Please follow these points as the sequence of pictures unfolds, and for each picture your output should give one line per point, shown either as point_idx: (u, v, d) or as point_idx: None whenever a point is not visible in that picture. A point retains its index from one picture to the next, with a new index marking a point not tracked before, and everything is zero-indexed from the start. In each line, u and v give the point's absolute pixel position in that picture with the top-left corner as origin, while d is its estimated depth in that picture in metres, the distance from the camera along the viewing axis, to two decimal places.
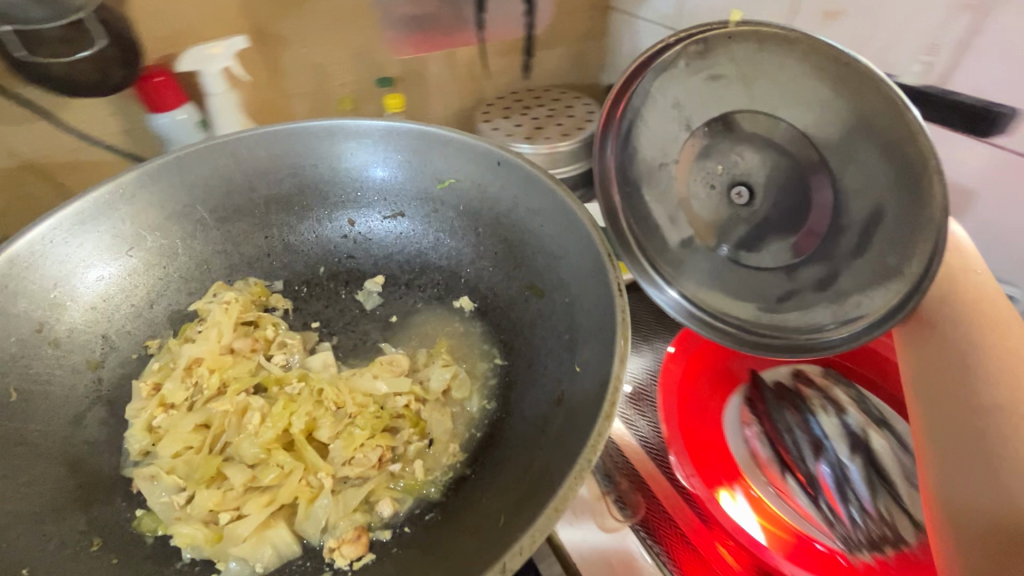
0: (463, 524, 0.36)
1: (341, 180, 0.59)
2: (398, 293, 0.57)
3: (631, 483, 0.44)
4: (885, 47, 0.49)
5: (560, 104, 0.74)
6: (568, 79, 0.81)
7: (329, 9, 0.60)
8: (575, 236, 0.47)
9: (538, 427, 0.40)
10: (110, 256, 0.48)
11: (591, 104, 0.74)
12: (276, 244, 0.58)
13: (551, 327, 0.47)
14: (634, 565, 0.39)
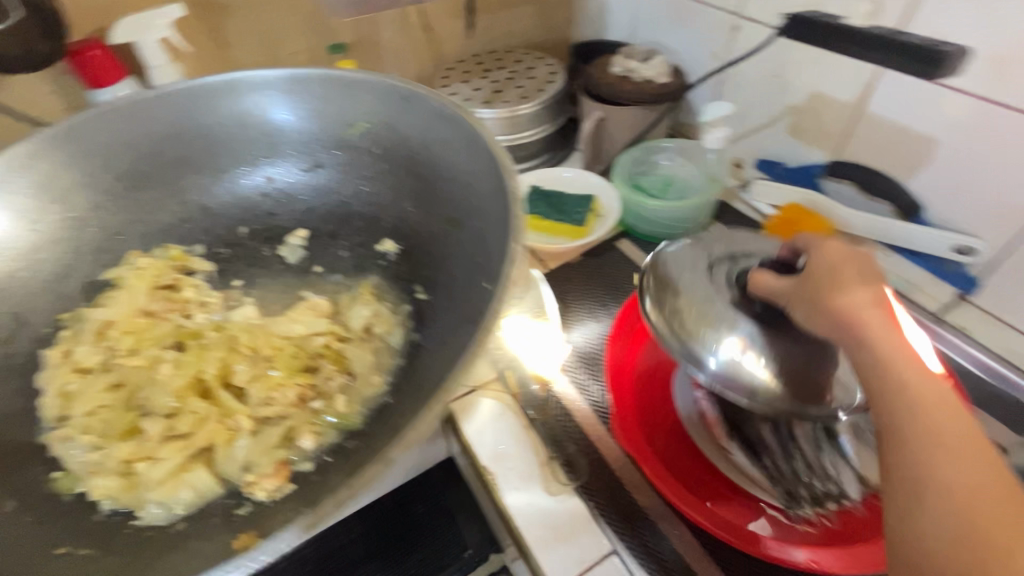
0: (381, 440, 0.37)
1: (252, 135, 0.57)
2: (321, 245, 0.57)
3: (578, 446, 0.46)
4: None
5: (522, 67, 0.77)
6: (531, 38, 0.84)
7: None
8: (482, 160, 0.47)
9: (451, 346, 0.41)
10: (5, 232, 0.47)
11: (553, 63, 0.78)
12: (192, 207, 0.57)
13: (466, 255, 0.47)
14: (573, 523, 0.42)
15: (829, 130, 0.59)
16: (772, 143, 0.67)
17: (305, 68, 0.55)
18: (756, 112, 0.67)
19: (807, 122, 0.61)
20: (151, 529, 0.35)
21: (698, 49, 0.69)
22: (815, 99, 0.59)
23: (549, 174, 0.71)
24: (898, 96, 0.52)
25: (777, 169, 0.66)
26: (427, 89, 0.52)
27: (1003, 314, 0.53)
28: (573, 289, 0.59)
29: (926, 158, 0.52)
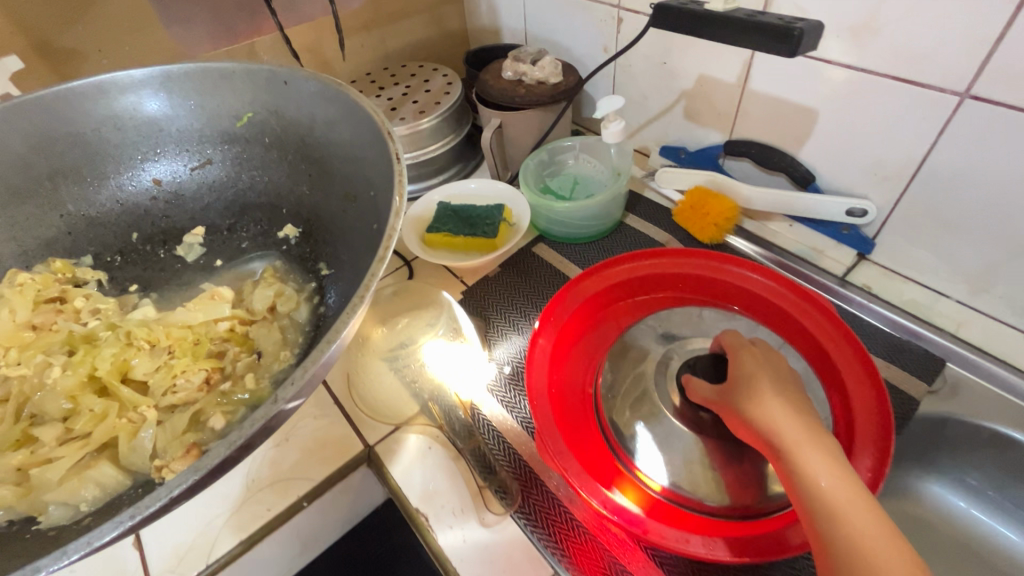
0: None
1: (131, 137, 0.55)
2: (220, 240, 0.57)
3: (510, 470, 0.47)
4: None
5: (417, 81, 0.79)
6: (423, 47, 0.88)
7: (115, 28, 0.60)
8: (369, 131, 0.48)
9: None
10: None
11: (448, 74, 0.80)
12: (74, 218, 0.54)
13: (362, 223, 0.48)
14: (508, 547, 0.44)
15: (721, 111, 0.63)
16: (674, 127, 0.70)
17: (177, 63, 0.54)
18: (654, 101, 0.70)
19: (701, 104, 0.65)
20: (55, 529, 0.34)
21: (589, 44, 0.73)
22: (703, 83, 0.63)
23: (457, 188, 0.70)
24: (779, 74, 0.55)
25: (682, 155, 0.70)
26: (306, 72, 0.52)
27: (901, 270, 0.57)
28: (496, 301, 0.60)
29: (809, 129, 0.56)
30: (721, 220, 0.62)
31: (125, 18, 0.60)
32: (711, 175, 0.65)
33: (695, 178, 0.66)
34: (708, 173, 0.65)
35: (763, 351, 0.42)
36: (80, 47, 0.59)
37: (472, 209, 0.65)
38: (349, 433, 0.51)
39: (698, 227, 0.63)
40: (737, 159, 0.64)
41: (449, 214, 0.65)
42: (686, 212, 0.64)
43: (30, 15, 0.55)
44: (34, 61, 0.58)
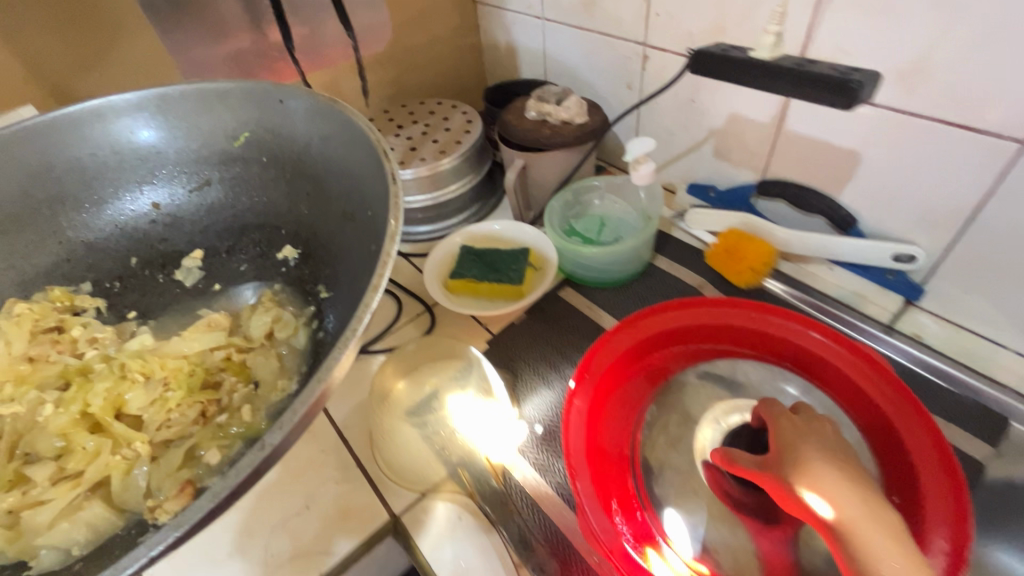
0: None
1: (128, 162, 0.55)
2: (218, 262, 0.54)
3: (547, 546, 0.44)
4: (710, 16, 0.56)
5: (435, 118, 0.79)
6: (437, 81, 0.89)
7: (128, 71, 0.64)
8: (366, 151, 0.46)
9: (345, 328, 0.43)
10: None
11: (466, 110, 0.80)
12: (75, 244, 0.54)
13: (359, 245, 0.47)
14: None
15: (754, 152, 0.61)
16: (700, 165, 0.69)
17: (173, 86, 0.53)
18: (681, 139, 0.69)
19: (731, 143, 0.63)
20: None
21: (611, 82, 0.72)
22: (734, 121, 0.61)
23: (482, 228, 0.70)
24: (815, 115, 0.54)
25: (710, 196, 0.68)
26: (302, 90, 0.51)
27: (953, 315, 0.55)
28: (522, 355, 0.58)
29: (851, 172, 0.54)
30: (757, 264, 0.60)
31: (138, 66, 0.64)
32: (743, 217, 0.63)
33: (728, 219, 0.64)
34: (741, 214, 0.63)
35: (807, 416, 0.35)
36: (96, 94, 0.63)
37: (497, 253, 0.66)
38: (373, 500, 0.48)
39: (732, 271, 0.61)
40: (773, 201, 0.63)
41: (472, 259, 0.65)
42: (717, 255, 0.62)
43: (50, 63, 0.59)
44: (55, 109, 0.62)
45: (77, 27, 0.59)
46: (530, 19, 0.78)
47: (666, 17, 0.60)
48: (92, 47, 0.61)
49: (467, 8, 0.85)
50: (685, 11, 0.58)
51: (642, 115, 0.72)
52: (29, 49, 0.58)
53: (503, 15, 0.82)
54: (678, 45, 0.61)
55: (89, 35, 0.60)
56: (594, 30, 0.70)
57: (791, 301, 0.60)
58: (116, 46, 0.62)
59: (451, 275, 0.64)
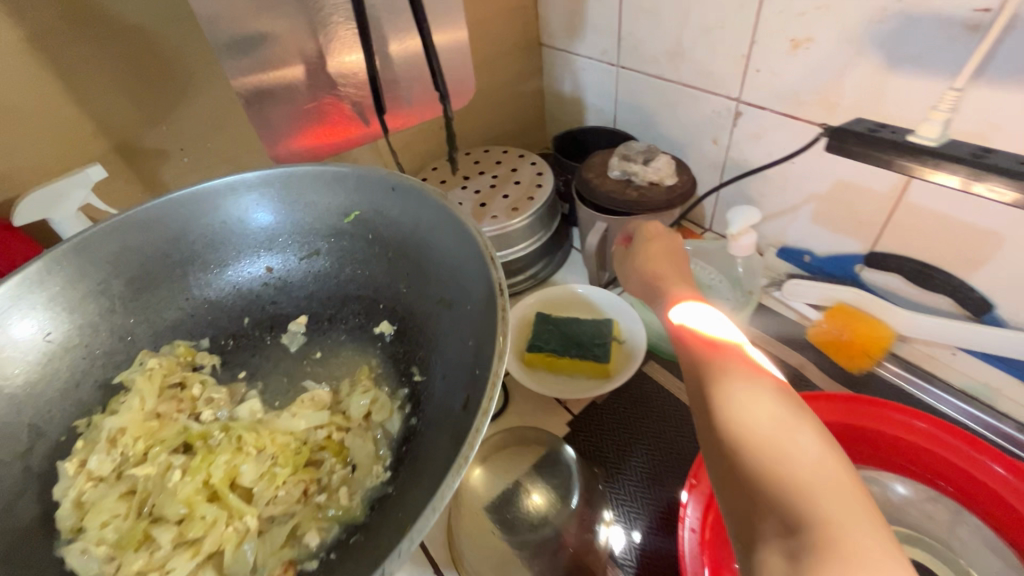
0: (384, 536, 0.38)
1: (252, 232, 0.60)
2: (321, 330, 0.59)
3: None
4: (826, 80, 0.55)
5: (504, 169, 0.82)
6: (503, 124, 0.92)
7: (200, 117, 0.65)
8: (467, 247, 0.50)
9: (443, 417, 0.45)
10: (29, 345, 0.49)
11: (535, 160, 0.82)
12: (197, 301, 0.59)
13: (457, 336, 0.49)
14: None
15: (863, 222, 0.60)
16: (794, 228, 0.68)
17: (298, 165, 0.59)
18: (773, 200, 0.68)
19: (834, 208, 0.62)
20: None
21: (696, 132, 0.72)
22: (840, 189, 0.60)
23: (568, 288, 0.73)
24: (946, 196, 0.52)
25: (805, 260, 0.69)
26: (412, 179, 0.55)
27: None
28: (606, 447, 0.60)
29: (988, 257, 0.53)
30: (871, 350, 0.61)
31: (204, 119, 0.66)
32: (857, 291, 0.63)
33: (837, 293, 0.64)
34: (855, 290, 0.63)
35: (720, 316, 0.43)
36: (163, 147, 0.65)
37: (574, 323, 0.66)
38: None
39: (843, 354, 0.63)
40: (883, 273, 0.62)
41: (549, 329, 0.65)
42: (827, 338, 0.64)
43: (114, 119, 0.60)
44: (119, 163, 0.63)
45: (143, 86, 0.60)
46: (603, 65, 0.79)
47: (768, 76, 0.60)
48: (161, 103, 0.62)
49: (531, 54, 0.87)
50: (795, 74, 0.57)
51: (727, 169, 0.71)
52: (98, 109, 0.59)
53: (572, 61, 0.84)
54: (786, 108, 0.60)
55: (161, 84, 0.61)
56: (678, 83, 0.70)
57: (895, 380, 0.62)
58: (189, 92, 0.63)
59: (529, 348, 0.64)
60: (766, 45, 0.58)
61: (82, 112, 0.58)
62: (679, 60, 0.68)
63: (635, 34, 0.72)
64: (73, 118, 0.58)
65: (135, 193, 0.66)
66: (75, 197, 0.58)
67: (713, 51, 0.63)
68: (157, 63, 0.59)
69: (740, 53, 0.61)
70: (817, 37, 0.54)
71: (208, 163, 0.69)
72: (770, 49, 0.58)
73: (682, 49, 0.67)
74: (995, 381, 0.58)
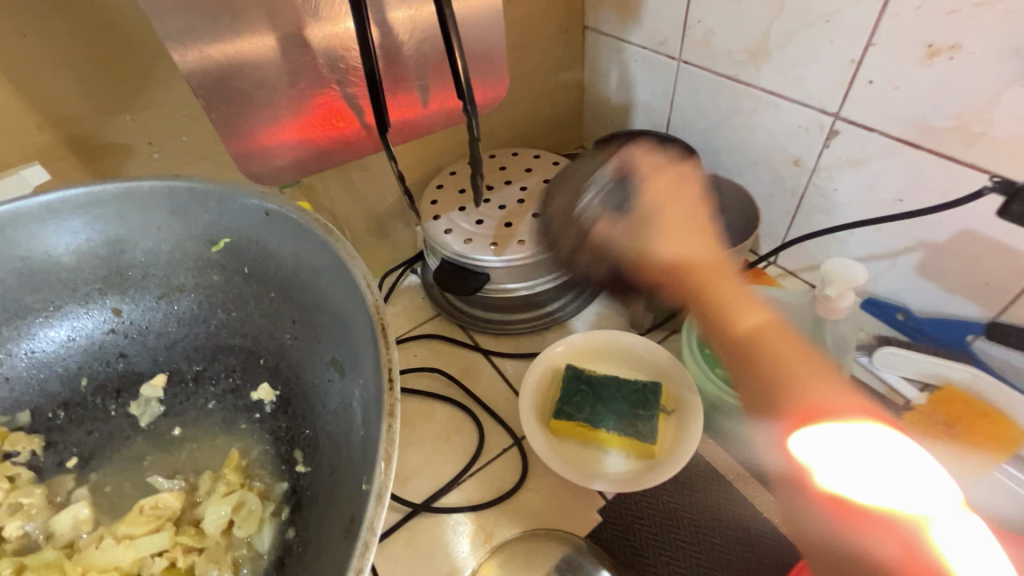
0: None
1: (84, 265, 0.46)
2: (183, 395, 0.46)
3: None
4: (973, 102, 0.42)
5: (534, 177, 0.68)
6: (540, 123, 0.78)
7: (169, 114, 0.49)
8: (361, 306, 0.37)
9: (327, 529, 0.34)
10: None
11: (568, 166, 0.69)
12: (20, 363, 0.45)
13: (344, 420, 0.38)
14: None
15: (991, 285, 0.48)
16: (889, 274, 0.55)
17: (143, 178, 0.44)
18: (867, 241, 0.55)
19: (951, 260, 0.49)
20: None
21: (773, 149, 0.57)
22: (965, 239, 0.47)
23: (601, 336, 0.61)
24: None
25: (897, 318, 0.55)
26: (294, 204, 0.42)
27: None
28: (650, 547, 0.49)
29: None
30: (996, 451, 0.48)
31: (176, 106, 0.49)
32: (971, 370, 0.50)
33: (944, 371, 0.51)
34: (968, 368, 0.50)
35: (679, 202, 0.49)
36: (128, 140, 0.49)
37: (614, 388, 0.55)
38: None
39: (951, 450, 0.49)
40: (1006, 349, 0.49)
41: (583, 391, 0.55)
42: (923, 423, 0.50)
43: (66, 108, 0.45)
44: (71, 158, 0.48)
45: (99, 63, 0.45)
46: (659, 57, 0.64)
47: (886, 90, 0.46)
48: (119, 83, 0.46)
49: (572, 39, 0.72)
50: (926, 90, 0.44)
51: (807, 199, 0.57)
52: (36, 90, 0.43)
53: (622, 49, 0.68)
54: (904, 133, 0.47)
55: (121, 64, 0.45)
56: (758, 88, 0.55)
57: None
58: (157, 81, 0.47)
59: (557, 415, 0.53)
60: (888, 47, 0.44)
61: (14, 91, 0.43)
62: (762, 60, 0.53)
63: (705, 23, 0.56)
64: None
65: None
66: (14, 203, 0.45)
67: (812, 52, 0.49)
68: (106, 29, 0.44)
69: (854, 57, 0.47)
70: (970, 46, 0.40)
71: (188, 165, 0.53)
72: (891, 57, 0.44)
73: (769, 45, 0.52)
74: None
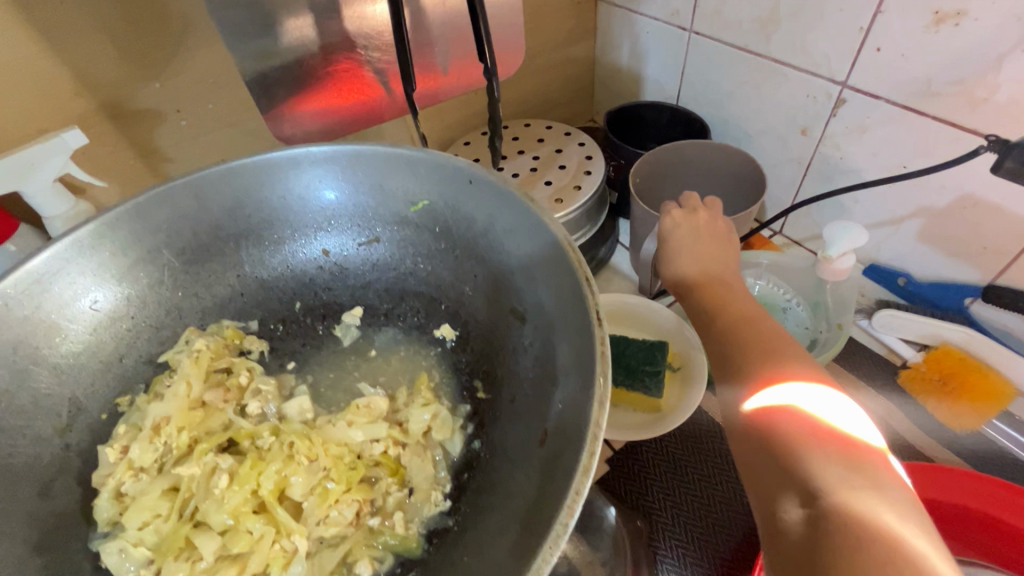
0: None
1: (308, 210, 0.55)
2: (375, 326, 0.55)
3: None
4: (979, 65, 0.47)
5: (548, 149, 0.73)
6: (553, 93, 0.84)
7: (195, 79, 0.54)
8: (554, 265, 0.44)
9: (519, 438, 0.40)
10: (115, 276, 0.48)
11: (580, 140, 0.73)
12: (250, 282, 0.55)
13: (529, 357, 0.44)
14: None
15: (988, 249, 0.55)
16: (893, 243, 0.62)
17: (366, 143, 0.52)
18: (871, 209, 0.62)
19: (950, 226, 0.57)
20: None
21: (782, 121, 0.64)
22: (965, 204, 0.54)
23: (618, 301, 0.66)
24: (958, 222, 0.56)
25: (898, 283, 0.63)
26: (495, 174, 0.49)
27: None
28: (655, 493, 0.56)
29: None
30: (984, 405, 0.57)
31: (204, 74, 0.54)
32: (967, 332, 0.58)
33: (944, 332, 0.60)
34: (965, 330, 0.59)
35: None
36: (156, 106, 0.53)
37: (624, 347, 0.60)
38: None
39: (947, 404, 0.58)
40: (999, 311, 0.58)
41: None
42: (920, 381, 0.60)
43: (96, 74, 0.49)
44: (106, 126, 0.52)
45: (131, 26, 0.48)
46: (671, 27, 0.70)
47: (893, 58, 0.52)
48: (148, 49, 0.50)
49: (586, 11, 0.77)
50: (929, 58, 0.50)
51: (812, 166, 0.65)
52: (72, 52, 0.47)
53: (633, 21, 0.74)
54: (910, 101, 0.53)
55: (151, 29, 0.49)
56: (768, 58, 0.61)
57: (1007, 445, 0.57)
58: (181, 46, 0.51)
59: None
60: (894, 15, 0.50)
61: (51, 54, 0.46)
62: (772, 29, 0.59)
63: None
64: (29, 59, 0.46)
65: (126, 158, 0.55)
66: (50, 166, 0.48)
67: (819, 23, 0.55)
68: None
69: (859, 26, 0.53)
70: (975, 13, 0.45)
71: (208, 131, 0.58)
72: (900, 25, 0.50)
73: (779, 15, 0.58)
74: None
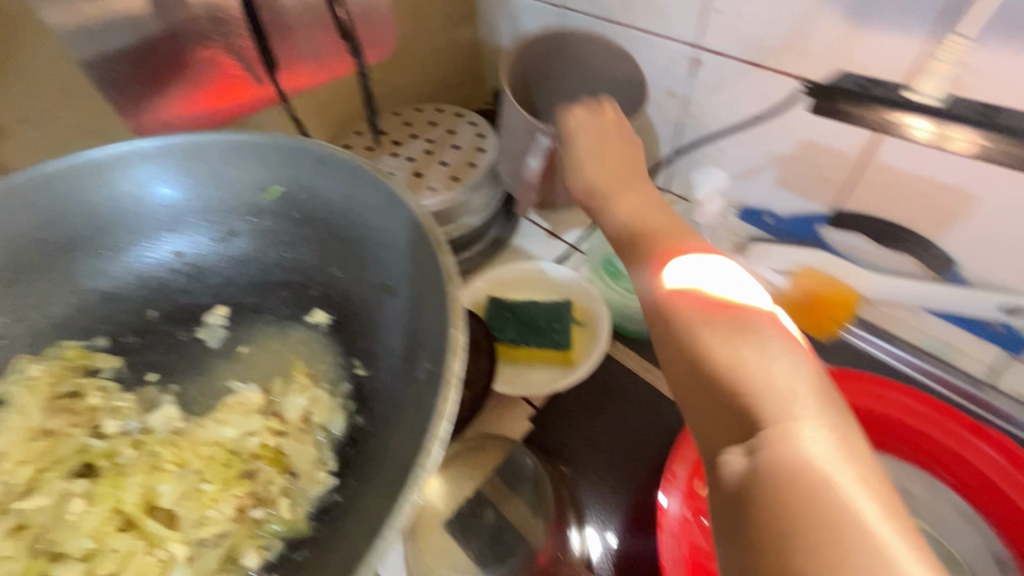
0: (336, 544, 0.35)
1: (148, 210, 0.51)
2: (245, 321, 0.53)
3: None
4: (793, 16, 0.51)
5: (441, 131, 0.72)
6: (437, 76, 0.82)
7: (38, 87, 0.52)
8: (414, 237, 0.44)
9: (394, 402, 0.42)
10: None
11: (473, 120, 0.73)
12: (91, 296, 0.50)
13: (400, 329, 0.45)
14: None
15: (832, 181, 0.59)
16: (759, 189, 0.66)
17: (205, 133, 0.49)
18: (732, 158, 0.66)
19: (801, 169, 0.61)
20: None
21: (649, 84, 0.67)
22: (806, 148, 0.58)
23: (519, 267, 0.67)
24: (805, 163, 0.60)
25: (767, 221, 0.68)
26: (345, 151, 0.48)
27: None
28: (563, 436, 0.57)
29: (955, 211, 0.53)
30: (837, 314, 0.65)
31: (50, 81, 0.52)
32: (823, 255, 0.63)
33: (803, 258, 0.64)
34: (820, 254, 0.63)
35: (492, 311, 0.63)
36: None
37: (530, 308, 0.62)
38: None
39: (812, 324, 0.66)
40: (845, 232, 0.62)
41: (504, 316, 0.62)
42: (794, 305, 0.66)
43: None
44: None
45: None
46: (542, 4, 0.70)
47: (732, 19, 0.55)
48: None
49: None
50: (758, 15, 0.53)
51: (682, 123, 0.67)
52: None
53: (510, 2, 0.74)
54: (749, 56, 0.56)
55: None
56: (629, 26, 0.64)
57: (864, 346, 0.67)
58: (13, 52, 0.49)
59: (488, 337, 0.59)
60: None
61: None
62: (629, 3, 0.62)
63: None
64: None
65: None
66: None
67: None
68: None
69: None
70: None
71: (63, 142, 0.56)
72: None
73: None
74: (956, 341, 0.61)
